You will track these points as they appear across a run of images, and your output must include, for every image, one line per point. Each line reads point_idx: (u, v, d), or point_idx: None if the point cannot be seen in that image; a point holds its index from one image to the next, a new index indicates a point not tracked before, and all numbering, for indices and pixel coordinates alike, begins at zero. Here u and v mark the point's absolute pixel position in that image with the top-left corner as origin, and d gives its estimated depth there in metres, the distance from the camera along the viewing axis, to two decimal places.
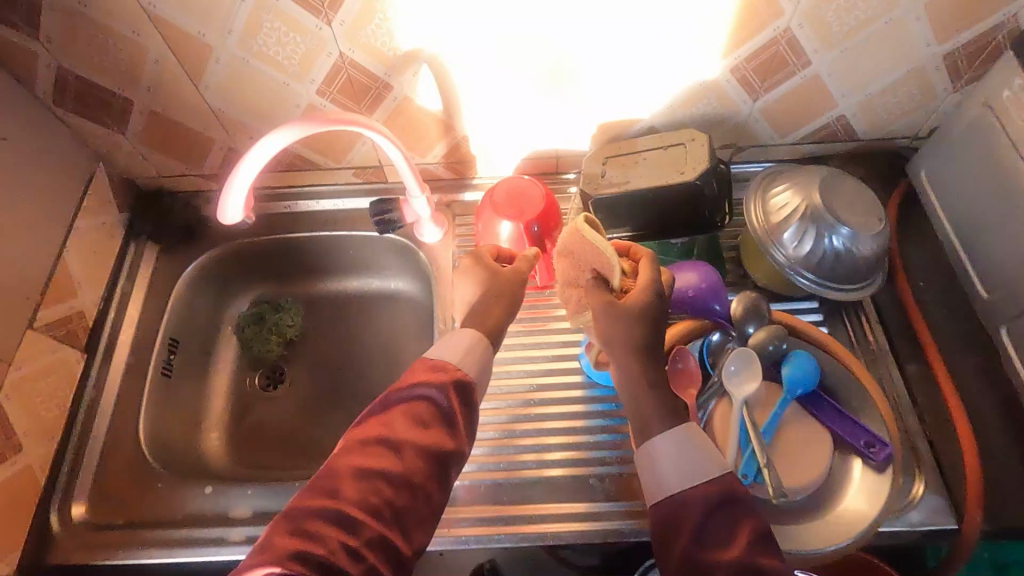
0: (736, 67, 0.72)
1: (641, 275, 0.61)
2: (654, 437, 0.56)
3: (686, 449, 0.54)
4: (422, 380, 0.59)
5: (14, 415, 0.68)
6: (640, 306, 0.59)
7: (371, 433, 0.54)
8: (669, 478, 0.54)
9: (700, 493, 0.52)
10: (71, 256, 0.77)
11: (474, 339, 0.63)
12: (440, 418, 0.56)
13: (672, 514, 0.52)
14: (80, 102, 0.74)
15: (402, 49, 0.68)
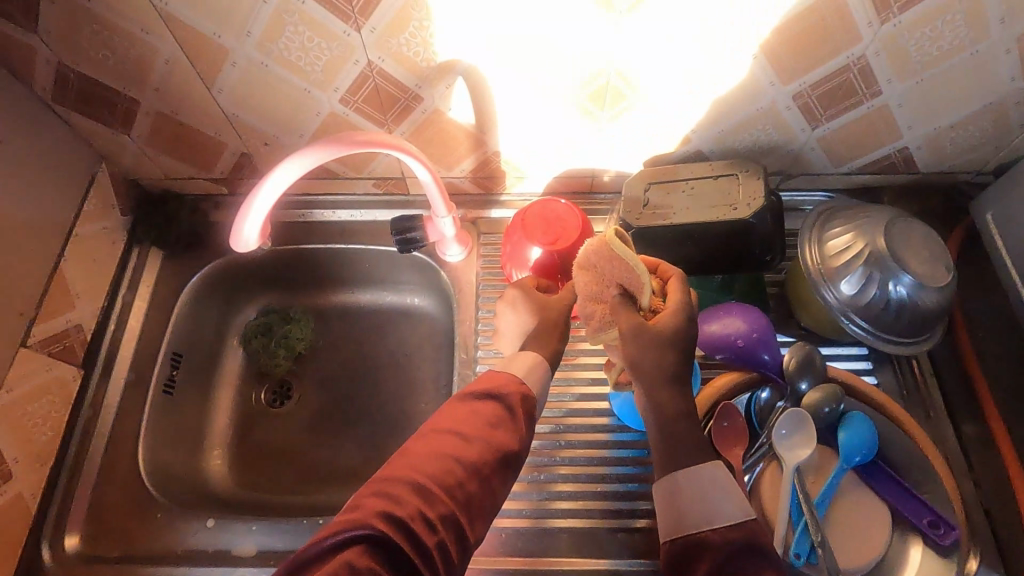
0: (798, 93, 0.66)
1: (676, 299, 0.54)
2: (675, 470, 0.50)
3: (710, 490, 0.49)
4: (490, 376, 0.55)
5: (4, 441, 0.63)
6: (675, 337, 0.53)
7: (440, 421, 0.51)
8: (686, 518, 0.48)
9: (720, 539, 0.47)
10: (70, 266, 0.71)
11: (532, 363, 0.58)
12: (508, 416, 0.53)
13: (685, 559, 0.47)
14: (82, 101, 0.68)
15: (437, 60, 0.62)
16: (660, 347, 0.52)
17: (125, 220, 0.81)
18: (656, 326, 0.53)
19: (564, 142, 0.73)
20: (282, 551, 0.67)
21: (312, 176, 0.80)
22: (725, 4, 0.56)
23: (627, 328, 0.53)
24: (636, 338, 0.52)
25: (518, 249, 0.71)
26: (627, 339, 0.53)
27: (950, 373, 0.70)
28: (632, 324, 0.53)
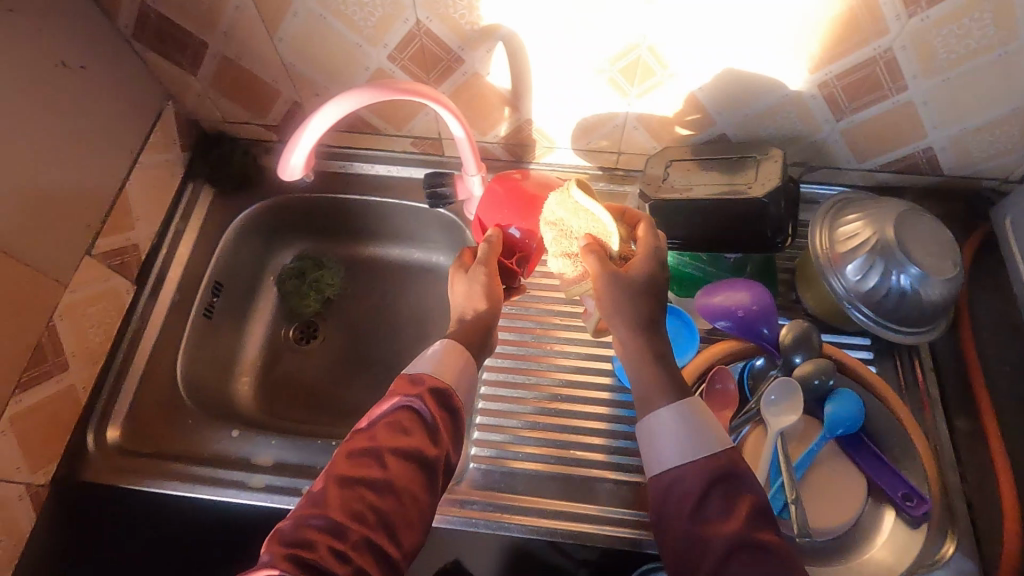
0: (824, 83, 0.68)
1: (647, 244, 0.59)
2: (656, 412, 0.55)
3: (689, 423, 0.52)
4: (398, 390, 0.58)
5: (66, 335, 0.70)
6: (646, 278, 0.57)
7: (355, 441, 0.54)
8: (669, 451, 0.52)
9: (699, 468, 0.50)
10: (134, 188, 0.78)
11: (459, 357, 0.62)
12: (424, 420, 0.55)
13: (670, 488, 0.50)
14: (159, 40, 0.75)
15: (481, 23, 0.67)
16: (622, 295, 0.57)
17: (184, 155, 0.88)
18: (630, 268, 0.58)
19: (591, 131, 0.79)
20: (297, 464, 0.73)
21: (346, 128, 0.86)
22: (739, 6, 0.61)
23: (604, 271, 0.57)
24: (616, 277, 0.57)
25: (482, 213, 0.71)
26: (606, 286, 0.57)
27: (950, 370, 0.72)
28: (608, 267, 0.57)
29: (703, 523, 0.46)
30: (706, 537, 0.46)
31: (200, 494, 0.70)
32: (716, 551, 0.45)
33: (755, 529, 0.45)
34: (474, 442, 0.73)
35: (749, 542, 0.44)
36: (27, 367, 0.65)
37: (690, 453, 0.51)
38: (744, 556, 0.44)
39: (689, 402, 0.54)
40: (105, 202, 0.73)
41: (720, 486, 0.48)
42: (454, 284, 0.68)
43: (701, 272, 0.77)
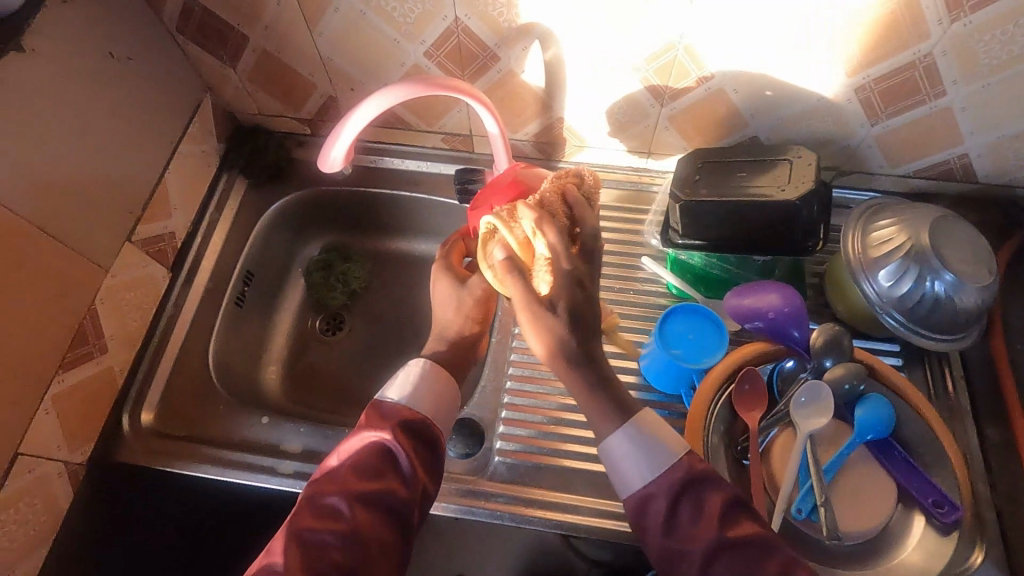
0: (861, 86, 0.68)
1: (562, 265, 0.54)
2: (607, 438, 0.55)
3: (641, 444, 0.53)
4: (367, 425, 0.58)
5: (106, 319, 0.71)
6: (575, 313, 0.53)
7: (322, 484, 0.54)
8: (631, 477, 0.53)
9: (665, 484, 0.51)
10: (173, 177, 0.80)
11: (440, 380, 0.63)
12: (395, 459, 0.55)
13: (643, 510, 0.52)
14: (201, 33, 0.77)
15: (519, 20, 0.67)
16: (550, 327, 0.53)
17: (220, 147, 0.90)
18: (555, 297, 0.53)
19: (621, 130, 0.80)
20: (325, 452, 0.74)
21: (382, 124, 0.87)
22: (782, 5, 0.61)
23: (526, 309, 0.54)
24: (545, 314, 0.53)
25: (472, 211, 0.65)
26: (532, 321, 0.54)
27: (981, 378, 0.71)
28: (532, 305, 0.53)
29: (677, 537, 0.49)
30: (685, 549, 0.48)
31: (231, 478, 0.72)
32: (698, 561, 0.47)
33: (728, 527, 0.48)
34: (499, 436, 0.74)
35: (724, 546, 0.47)
36: (70, 348, 0.66)
37: (651, 473, 0.52)
38: (725, 558, 0.47)
39: (636, 418, 0.54)
40: (146, 190, 0.75)
41: (687, 495, 0.50)
42: (440, 287, 0.70)
43: (725, 273, 0.77)
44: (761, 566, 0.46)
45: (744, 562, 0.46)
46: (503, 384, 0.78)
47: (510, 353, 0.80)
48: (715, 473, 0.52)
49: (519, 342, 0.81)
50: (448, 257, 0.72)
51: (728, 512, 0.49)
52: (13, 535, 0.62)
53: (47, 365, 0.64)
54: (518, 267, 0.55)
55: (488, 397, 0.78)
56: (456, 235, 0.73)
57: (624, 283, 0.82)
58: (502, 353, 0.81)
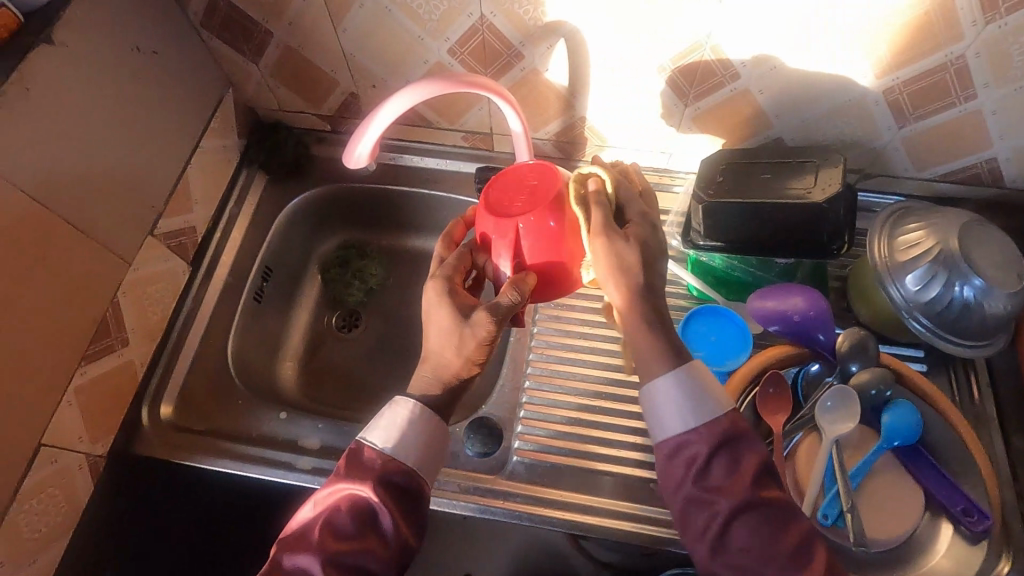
0: (890, 88, 0.67)
1: (643, 220, 0.56)
2: (655, 378, 0.52)
3: (691, 391, 0.51)
4: (345, 475, 0.53)
5: (127, 312, 0.71)
6: (641, 253, 0.54)
7: (298, 542, 0.51)
8: (671, 420, 0.51)
9: (702, 436, 0.49)
10: (194, 172, 0.80)
11: (429, 429, 0.55)
12: (374, 516, 0.51)
13: (675, 454, 0.50)
14: (225, 28, 0.77)
15: (545, 19, 0.67)
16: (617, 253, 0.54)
17: (241, 142, 0.90)
18: (631, 233, 0.55)
19: (642, 131, 0.79)
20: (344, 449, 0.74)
21: (405, 123, 0.87)
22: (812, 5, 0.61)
23: (603, 233, 0.54)
24: (621, 246, 0.54)
25: (499, 221, 0.57)
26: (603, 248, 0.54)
27: (1008, 386, 0.70)
28: (605, 231, 0.54)
29: (709, 484, 0.47)
30: (715, 500, 0.47)
31: (250, 472, 0.72)
32: (724, 516, 0.46)
33: (760, 488, 0.47)
34: (517, 435, 0.74)
35: (754, 506, 0.46)
36: (93, 340, 0.66)
37: (692, 421, 0.50)
38: (751, 519, 0.46)
39: (687, 367, 0.52)
40: (168, 183, 0.75)
41: (725, 448, 0.48)
42: (439, 309, 0.55)
43: (750, 276, 0.77)
44: (784, 534, 0.46)
45: (770, 526, 0.46)
46: (522, 384, 0.78)
47: (528, 352, 0.80)
48: (754, 434, 0.51)
49: (537, 342, 0.81)
50: (453, 276, 0.57)
51: (763, 472, 0.48)
52: (36, 526, 0.62)
53: (71, 357, 0.64)
54: (600, 202, 0.57)
55: (507, 396, 0.77)
56: (464, 249, 0.59)
57: None
58: (521, 352, 0.80)
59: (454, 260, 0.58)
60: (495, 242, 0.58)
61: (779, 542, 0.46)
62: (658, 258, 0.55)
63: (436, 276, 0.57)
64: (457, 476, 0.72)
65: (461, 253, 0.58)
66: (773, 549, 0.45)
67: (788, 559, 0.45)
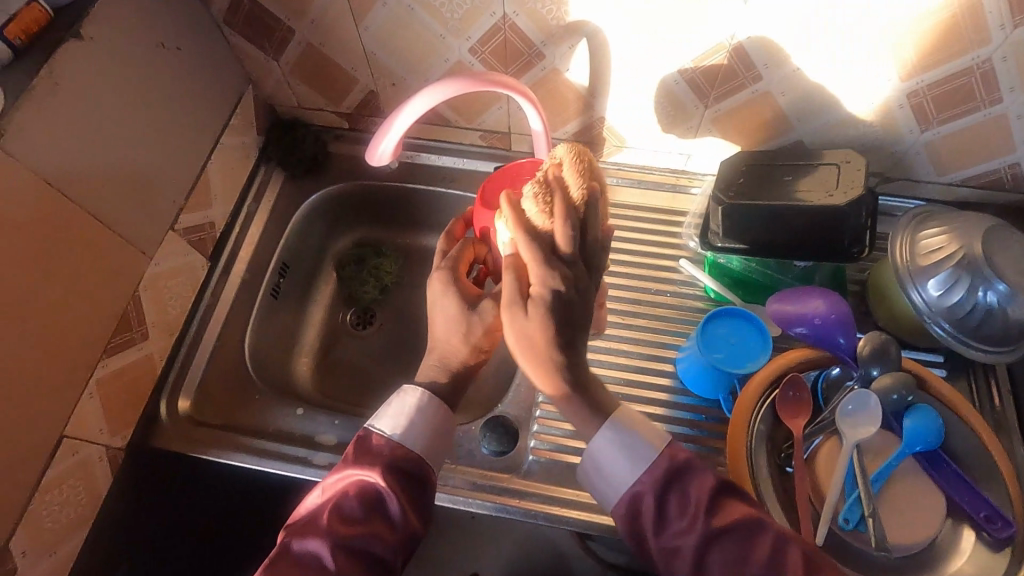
0: (914, 92, 0.67)
1: (542, 269, 0.49)
2: (589, 438, 0.54)
3: (622, 444, 0.52)
4: (353, 462, 0.54)
5: (147, 306, 0.71)
6: (544, 320, 0.49)
7: (306, 526, 0.51)
8: (616, 475, 0.52)
9: (647, 482, 0.50)
10: (215, 168, 0.80)
11: (435, 417, 0.57)
12: (381, 501, 0.51)
13: (631, 505, 0.51)
14: (247, 25, 0.77)
15: (567, 18, 0.67)
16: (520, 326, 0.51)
17: (259, 139, 0.90)
18: (532, 300, 0.50)
19: (661, 132, 0.79)
20: None
21: (427, 122, 0.87)
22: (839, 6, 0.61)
23: (506, 308, 0.51)
24: (518, 317, 0.51)
25: (498, 215, 0.60)
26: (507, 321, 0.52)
27: None
28: (508, 305, 0.51)
29: (667, 530, 0.48)
30: (677, 544, 0.48)
31: (267, 468, 0.72)
32: (690, 554, 0.47)
33: (715, 515, 0.47)
34: (534, 435, 0.74)
35: (713, 535, 0.46)
36: (114, 334, 0.67)
37: (634, 471, 0.51)
38: (717, 549, 0.46)
39: (614, 415, 0.54)
40: (189, 179, 0.75)
41: (671, 488, 0.50)
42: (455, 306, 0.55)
43: (767, 278, 0.77)
44: (752, 550, 0.46)
45: (735, 549, 0.46)
46: (538, 383, 0.78)
47: None
48: (696, 462, 0.51)
49: None
50: (456, 267, 0.58)
51: (714, 498, 0.49)
52: (56, 517, 0.63)
53: (93, 350, 0.64)
54: (510, 267, 0.51)
55: (523, 395, 0.78)
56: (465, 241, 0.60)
57: (660, 285, 0.81)
58: None
59: (456, 249, 0.59)
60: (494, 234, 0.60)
61: (749, 563, 0.45)
62: (574, 314, 0.50)
63: (438, 269, 0.58)
64: (474, 474, 0.72)
65: (460, 246, 0.59)
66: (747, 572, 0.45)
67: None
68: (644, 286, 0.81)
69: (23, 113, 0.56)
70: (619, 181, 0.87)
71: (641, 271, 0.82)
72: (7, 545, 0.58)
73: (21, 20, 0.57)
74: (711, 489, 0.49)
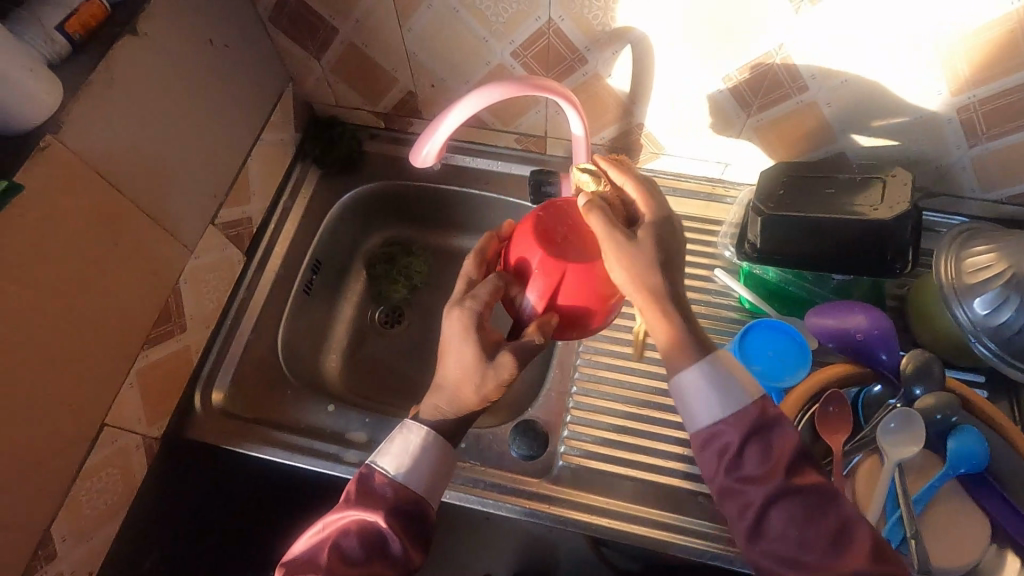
0: (965, 107, 0.65)
1: (652, 206, 0.55)
2: (680, 369, 0.52)
3: (715, 382, 0.50)
4: (352, 502, 0.53)
5: (187, 299, 0.73)
6: (654, 242, 0.53)
7: (305, 564, 0.51)
8: (700, 413, 0.50)
9: (730, 426, 0.49)
10: (254, 165, 0.81)
11: (437, 458, 0.56)
12: (382, 542, 0.52)
13: (708, 446, 0.50)
14: (291, 24, 0.78)
15: (614, 24, 0.67)
16: (647, 240, 0.53)
17: (296, 136, 0.91)
18: (634, 229, 0.53)
19: (699, 139, 0.79)
20: None
21: (474, 123, 0.87)
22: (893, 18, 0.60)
23: (609, 237, 0.53)
24: (624, 244, 0.53)
25: (546, 259, 0.56)
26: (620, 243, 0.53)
27: None
28: (612, 231, 0.53)
29: (742, 475, 0.47)
30: (747, 489, 0.47)
31: (298, 463, 0.73)
32: (759, 503, 0.46)
33: (794, 474, 0.46)
34: (564, 440, 0.74)
35: (790, 490, 0.46)
36: (155, 325, 0.68)
37: (720, 413, 0.50)
38: (789, 504, 0.46)
39: (711, 355, 0.52)
40: (229, 175, 0.76)
41: (755, 438, 0.48)
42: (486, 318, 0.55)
43: (803, 291, 0.75)
44: (823, 518, 0.45)
45: (805, 510, 0.46)
46: (568, 389, 0.78)
47: (575, 357, 0.80)
48: (783, 419, 0.50)
49: (585, 347, 0.80)
50: (484, 307, 0.56)
51: (796, 458, 0.47)
52: (94, 503, 0.64)
53: (136, 341, 0.65)
54: (598, 206, 0.54)
55: (552, 400, 0.77)
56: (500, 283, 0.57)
57: (694, 294, 0.81)
58: (568, 356, 0.80)
59: (487, 289, 0.56)
60: (529, 274, 0.58)
61: (819, 525, 0.45)
62: (674, 246, 0.54)
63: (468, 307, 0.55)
64: (503, 477, 0.72)
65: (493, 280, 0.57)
66: (808, 533, 0.45)
67: (827, 545, 0.45)
68: None
69: (80, 105, 0.57)
70: None
71: None
72: (49, 530, 0.59)
73: (80, 14, 0.58)
74: (797, 448, 0.47)
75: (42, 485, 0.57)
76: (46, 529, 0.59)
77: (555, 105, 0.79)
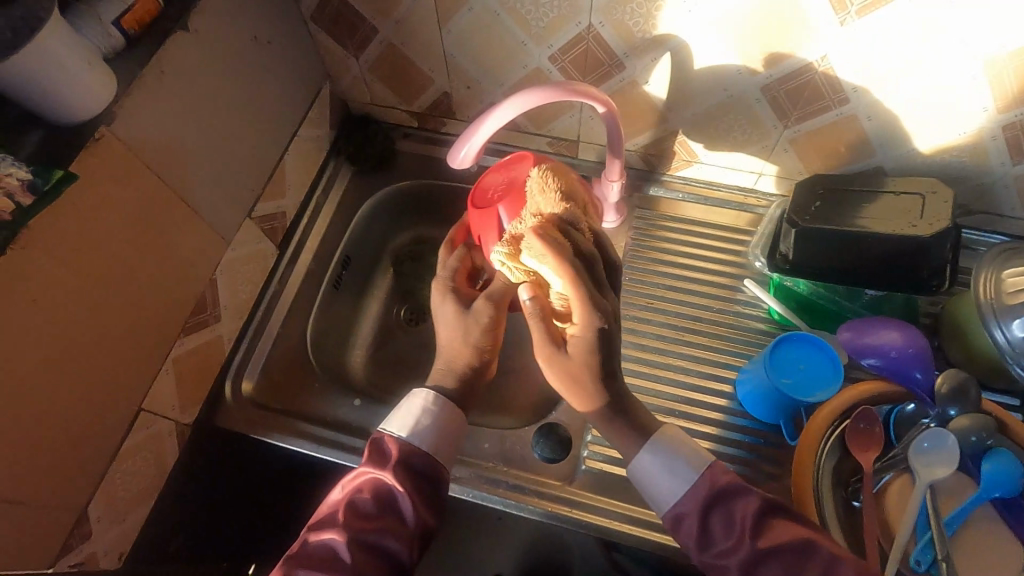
0: (1011, 125, 0.64)
1: (585, 314, 0.53)
2: (632, 458, 0.56)
3: (667, 464, 0.54)
4: (367, 461, 0.55)
5: (222, 290, 0.74)
6: (587, 358, 0.55)
7: (322, 520, 0.52)
8: (662, 497, 0.54)
9: (689, 503, 0.52)
10: (290, 160, 0.83)
11: (440, 419, 0.57)
12: (394, 500, 0.52)
13: (677, 527, 0.53)
14: (332, 23, 0.79)
15: (654, 31, 0.67)
16: (590, 351, 0.55)
17: (331, 133, 0.93)
18: (572, 341, 0.55)
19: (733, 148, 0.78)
20: None
21: (507, 125, 0.87)
22: (940, 31, 0.59)
23: (544, 352, 0.56)
24: (556, 359, 0.56)
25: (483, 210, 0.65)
26: (552, 361, 0.56)
27: None
28: (547, 348, 0.56)
29: (713, 549, 0.50)
30: (722, 563, 0.49)
31: (324, 455, 0.74)
32: (737, 572, 0.48)
33: (760, 537, 0.48)
34: (587, 444, 0.74)
35: (759, 557, 0.47)
36: (191, 315, 0.69)
37: (676, 494, 0.53)
38: (766, 567, 0.47)
39: (657, 434, 0.56)
40: (266, 171, 0.78)
41: (714, 509, 0.51)
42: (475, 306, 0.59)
43: (835, 306, 0.75)
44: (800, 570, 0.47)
45: (782, 569, 0.47)
46: None
47: None
48: (741, 487, 0.52)
49: None
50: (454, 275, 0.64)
51: (761, 520, 0.49)
52: (128, 487, 0.66)
53: (172, 331, 0.67)
54: (537, 315, 0.56)
55: (576, 404, 0.77)
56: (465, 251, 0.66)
57: (722, 303, 0.80)
58: None
59: (456, 258, 0.65)
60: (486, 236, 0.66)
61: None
62: (610, 343, 0.55)
63: (439, 275, 0.64)
64: (525, 479, 0.72)
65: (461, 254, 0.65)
66: None
67: None
68: (705, 304, 0.81)
69: (132, 99, 0.59)
70: (685, 196, 0.87)
71: (703, 288, 0.82)
72: (85, 509, 0.61)
73: (136, 10, 0.59)
74: (757, 510, 0.49)
75: (79, 467, 0.59)
76: (82, 509, 0.61)
77: (589, 109, 0.80)
